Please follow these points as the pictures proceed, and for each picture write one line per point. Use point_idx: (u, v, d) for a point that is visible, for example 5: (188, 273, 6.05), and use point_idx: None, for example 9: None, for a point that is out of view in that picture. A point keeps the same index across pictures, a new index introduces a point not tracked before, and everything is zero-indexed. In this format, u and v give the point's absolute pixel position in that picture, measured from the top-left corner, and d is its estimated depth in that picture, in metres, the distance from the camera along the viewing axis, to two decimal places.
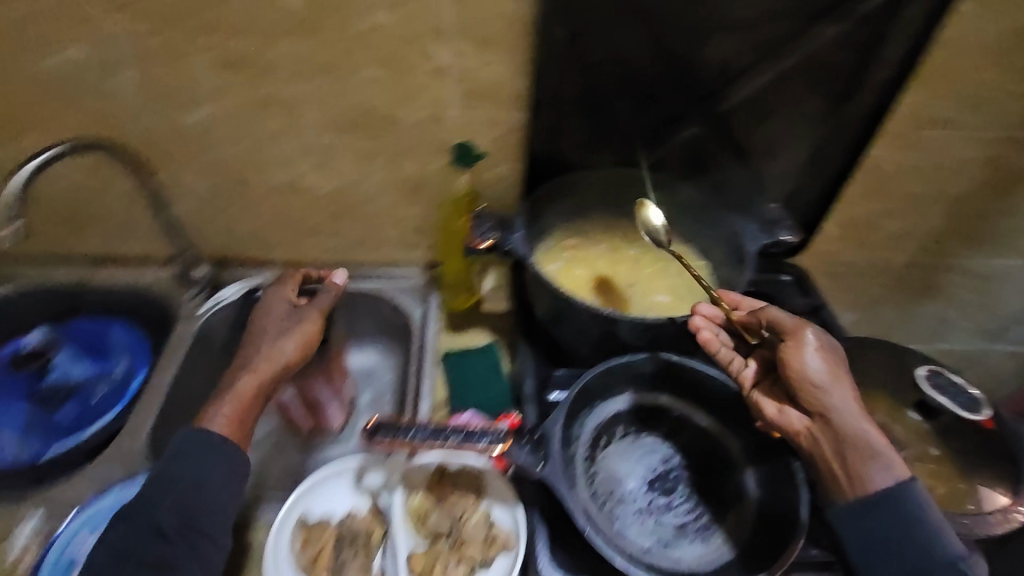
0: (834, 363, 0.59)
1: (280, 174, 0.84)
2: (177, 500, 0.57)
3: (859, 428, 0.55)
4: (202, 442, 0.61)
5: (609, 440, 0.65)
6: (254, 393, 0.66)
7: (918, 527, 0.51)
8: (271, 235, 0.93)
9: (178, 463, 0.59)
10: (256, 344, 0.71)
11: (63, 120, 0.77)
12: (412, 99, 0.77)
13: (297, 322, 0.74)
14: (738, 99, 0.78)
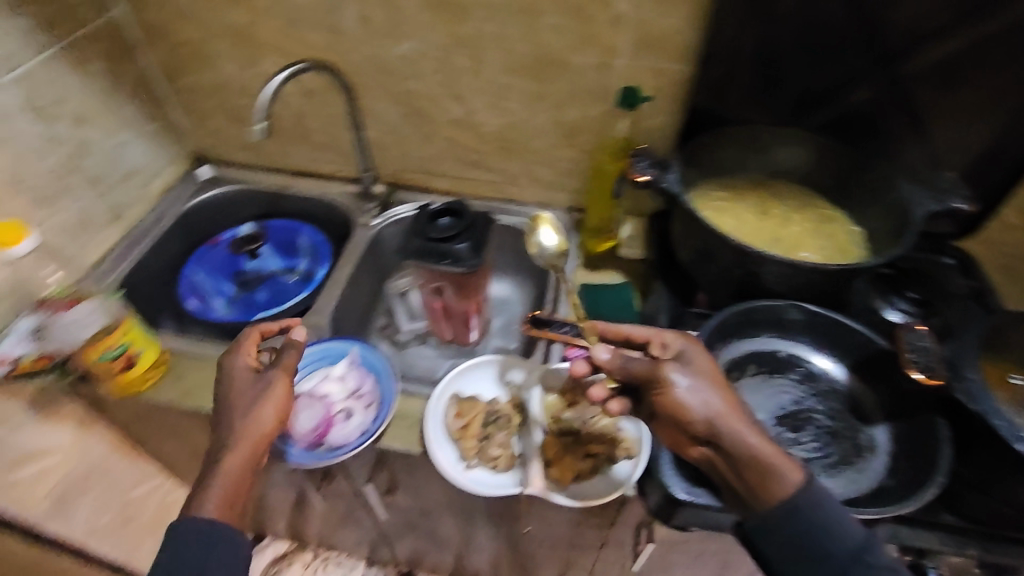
0: (706, 383, 0.57)
1: (458, 108, 0.95)
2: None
3: (744, 445, 0.54)
4: (193, 530, 0.57)
5: (741, 375, 0.71)
6: (241, 470, 0.61)
7: (830, 534, 0.51)
8: (439, 164, 1.05)
9: (179, 557, 0.56)
10: (225, 423, 0.64)
11: (295, 48, 0.92)
12: (588, 45, 0.82)
13: (262, 379, 0.67)
14: (925, 63, 0.75)
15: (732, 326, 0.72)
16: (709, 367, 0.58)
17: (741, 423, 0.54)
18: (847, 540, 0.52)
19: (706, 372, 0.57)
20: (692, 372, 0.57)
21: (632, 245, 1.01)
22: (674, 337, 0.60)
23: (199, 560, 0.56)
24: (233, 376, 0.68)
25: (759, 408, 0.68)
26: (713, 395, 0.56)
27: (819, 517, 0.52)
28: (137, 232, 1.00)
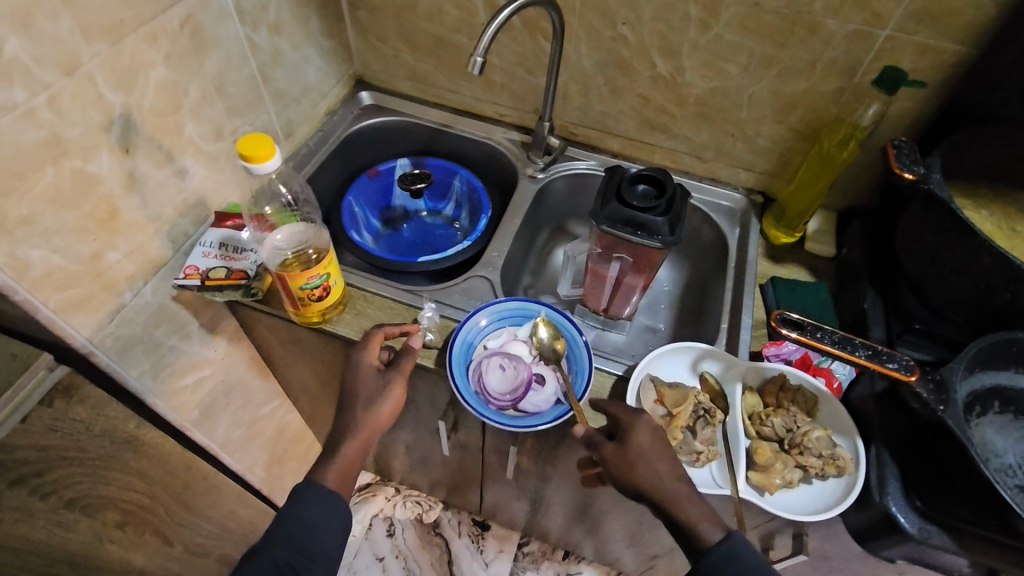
0: (644, 447, 0.60)
1: (665, 65, 0.86)
2: (293, 554, 0.61)
3: (672, 503, 0.57)
4: (314, 492, 0.64)
5: (985, 411, 0.65)
6: (355, 454, 0.66)
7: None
8: (620, 123, 0.97)
9: (291, 517, 0.62)
10: (344, 410, 0.69)
11: None
12: (854, 9, 0.72)
13: (381, 375, 0.70)
14: None
15: (988, 358, 0.64)
16: (654, 432, 0.62)
17: (669, 488, 0.58)
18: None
19: (648, 440, 0.61)
20: (629, 440, 0.61)
21: (821, 240, 0.90)
22: (626, 410, 0.64)
23: (305, 527, 0.62)
24: (354, 365, 0.71)
25: (1005, 449, 0.63)
26: (648, 462, 0.59)
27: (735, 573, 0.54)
28: (304, 152, 0.96)
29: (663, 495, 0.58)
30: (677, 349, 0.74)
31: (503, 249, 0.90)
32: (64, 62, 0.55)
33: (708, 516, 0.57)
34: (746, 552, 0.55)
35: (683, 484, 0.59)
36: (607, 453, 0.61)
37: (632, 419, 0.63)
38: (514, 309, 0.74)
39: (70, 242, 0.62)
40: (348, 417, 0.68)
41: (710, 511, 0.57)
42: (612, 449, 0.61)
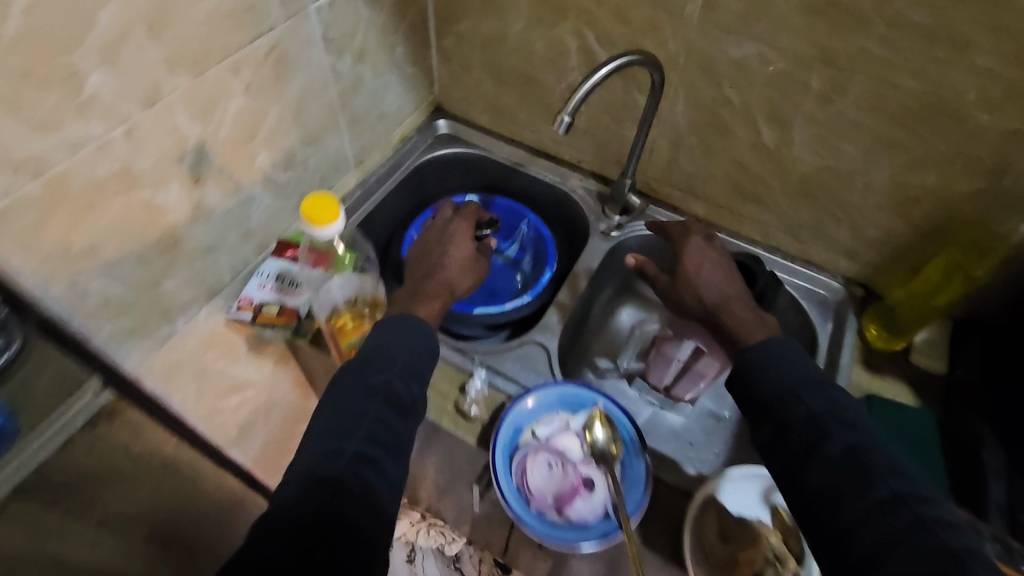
0: (701, 262, 0.77)
1: (771, 135, 0.77)
2: (401, 373, 0.56)
3: (724, 303, 0.72)
4: (409, 329, 0.61)
5: None
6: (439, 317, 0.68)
7: (781, 374, 0.60)
8: (707, 187, 0.89)
9: (386, 348, 0.58)
10: (440, 258, 0.76)
11: (602, 21, 0.77)
12: (1015, 104, 0.61)
13: (475, 254, 0.78)
14: None
15: None
16: (705, 257, 0.77)
17: (715, 299, 0.73)
18: (803, 382, 0.59)
19: (700, 264, 0.76)
20: (682, 271, 0.77)
21: (933, 354, 0.80)
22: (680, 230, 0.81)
23: (403, 350, 0.58)
24: (456, 227, 0.82)
25: None
26: (700, 282, 0.75)
27: (768, 363, 0.62)
28: (374, 180, 0.94)
29: (714, 307, 0.73)
30: (753, 475, 0.64)
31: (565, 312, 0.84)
32: (142, 94, 0.53)
33: (745, 317, 0.70)
34: (783, 343, 0.64)
35: (734, 295, 0.73)
36: (663, 285, 0.78)
37: (686, 250, 0.79)
38: (569, 395, 0.68)
39: (129, 272, 0.60)
40: (446, 266, 0.75)
41: (756, 318, 0.69)
42: (667, 279, 0.78)
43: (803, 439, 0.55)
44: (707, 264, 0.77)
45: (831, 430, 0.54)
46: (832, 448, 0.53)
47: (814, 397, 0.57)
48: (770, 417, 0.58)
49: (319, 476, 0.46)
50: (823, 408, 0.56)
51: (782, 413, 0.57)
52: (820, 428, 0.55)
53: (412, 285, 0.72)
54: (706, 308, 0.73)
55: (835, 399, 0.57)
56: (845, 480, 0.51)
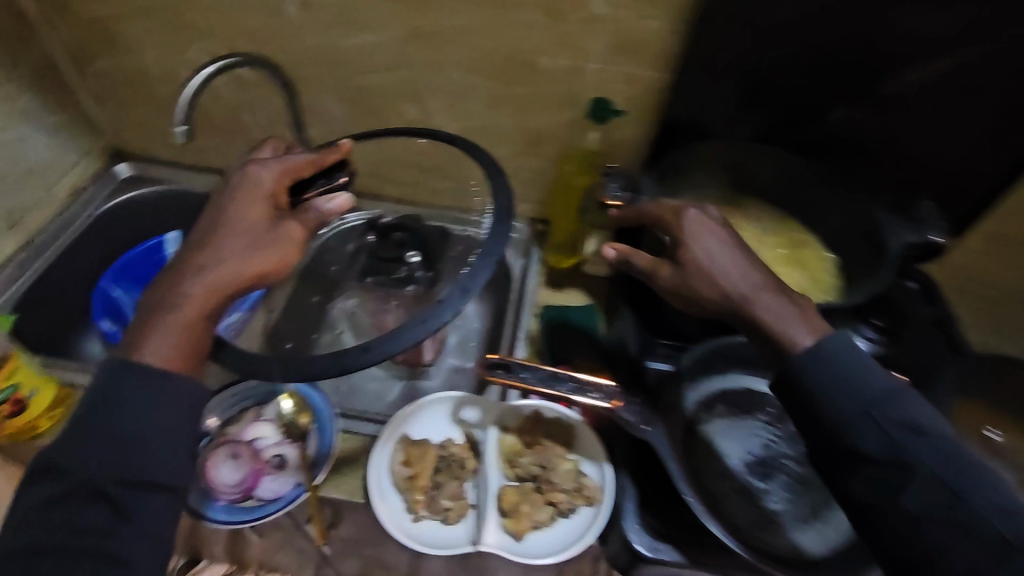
0: (725, 245, 0.56)
1: (415, 108, 0.89)
2: (119, 468, 0.45)
3: (735, 295, 0.54)
4: (135, 383, 0.46)
5: (712, 419, 0.67)
6: (199, 310, 0.49)
7: (837, 389, 0.49)
8: (392, 169, 0.98)
9: (92, 422, 0.45)
10: (201, 249, 0.51)
11: (228, 33, 0.81)
12: (560, 47, 0.77)
13: (274, 227, 0.52)
14: (906, 84, 0.73)
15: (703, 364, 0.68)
16: (704, 227, 0.58)
17: (741, 288, 0.54)
18: (873, 398, 0.49)
19: (710, 246, 0.56)
20: (684, 255, 0.56)
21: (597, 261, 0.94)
22: (672, 208, 0.60)
23: (133, 425, 0.45)
24: (261, 172, 0.55)
25: (727, 456, 0.65)
26: (714, 269, 0.55)
27: (818, 372, 0.50)
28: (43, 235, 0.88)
29: (738, 301, 0.54)
30: (433, 402, 0.73)
31: (445, 315, 0.55)
32: None
33: (785, 311, 0.53)
34: (837, 342, 0.51)
35: (773, 285, 0.55)
36: (665, 277, 0.58)
37: (683, 225, 0.58)
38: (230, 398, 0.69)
39: None
40: (216, 248, 0.50)
41: (795, 311, 0.53)
42: (669, 272, 0.57)
43: (885, 478, 0.48)
44: (705, 233, 0.58)
45: (912, 455, 0.47)
46: (914, 495, 0.47)
47: (887, 413, 0.49)
48: (818, 438, 0.50)
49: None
50: (901, 432, 0.48)
51: (849, 443, 0.49)
52: (908, 462, 0.47)
53: (151, 300, 0.49)
54: (730, 303, 0.54)
55: (915, 414, 0.49)
56: (943, 527, 0.46)
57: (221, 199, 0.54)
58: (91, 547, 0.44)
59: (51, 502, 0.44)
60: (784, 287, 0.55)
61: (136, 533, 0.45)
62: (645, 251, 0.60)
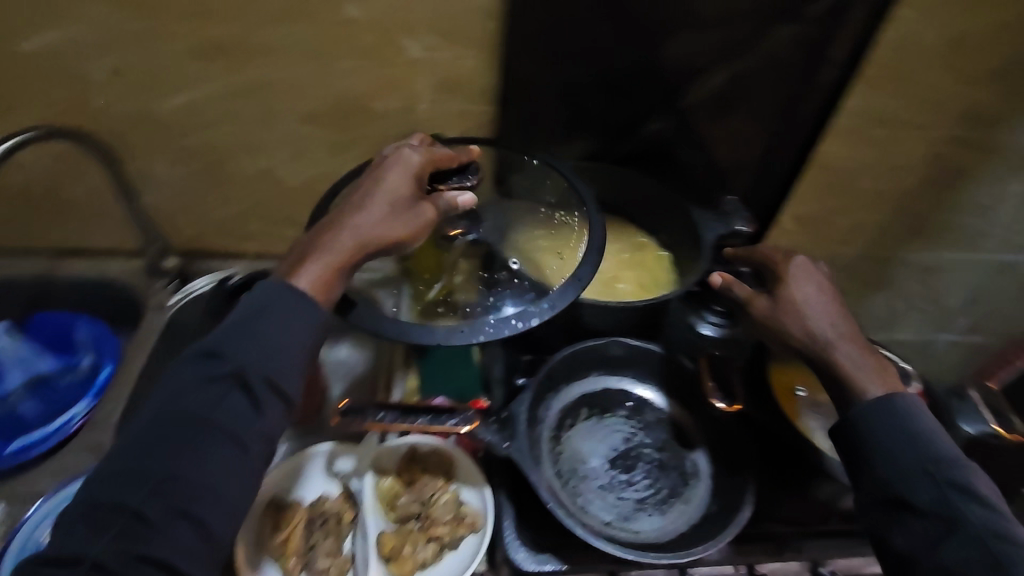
0: (823, 294, 0.65)
1: (256, 162, 0.88)
2: (257, 362, 0.51)
3: (844, 350, 0.61)
4: (292, 301, 0.54)
5: (574, 422, 0.71)
6: (348, 258, 0.57)
7: (900, 445, 0.56)
8: (247, 225, 0.97)
9: (239, 326, 0.53)
10: (360, 202, 0.60)
11: (42, 104, 0.79)
12: (388, 91, 0.81)
13: (412, 203, 0.61)
14: (697, 97, 0.85)
15: (560, 372, 0.73)
16: (811, 276, 0.66)
17: (827, 334, 0.62)
18: (931, 458, 0.55)
19: (809, 290, 0.64)
20: (783, 292, 0.65)
21: None
22: (782, 257, 0.69)
23: (272, 338, 0.52)
24: (400, 155, 0.64)
25: (591, 454, 0.68)
26: (807, 309, 0.63)
27: (880, 427, 0.57)
28: None
29: (823, 341, 0.61)
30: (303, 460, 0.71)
31: (530, 321, 0.63)
32: None
33: (862, 363, 0.60)
34: (906, 407, 0.57)
35: (857, 337, 0.62)
36: (758, 309, 0.65)
37: (789, 270, 0.67)
38: (62, 505, 0.71)
39: None
40: (368, 210, 0.59)
41: (881, 370, 0.60)
42: (766, 303, 0.65)
43: (927, 528, 0.52)
44: (807, 283, 0.66)
45: (964, 515, 0.51)
46: (956, 552, 0.50)
47: (944, 475, 0.54)
48: (868, 481, 0.56)
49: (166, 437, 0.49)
50: (952, 488, 0.53)
51: (905, 493, 0.54)
52: (951, 519, 0.52)
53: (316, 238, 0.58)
54: (816, 343, 0.61)
55: (970, 483, 0.53)
56: None
57: (380, 168, 0.63)
58: (216, 426, 0.49)
59: (193, 385, 0.50)
60: (870, 347, 0.62)
61: (244, 435, 0.50)
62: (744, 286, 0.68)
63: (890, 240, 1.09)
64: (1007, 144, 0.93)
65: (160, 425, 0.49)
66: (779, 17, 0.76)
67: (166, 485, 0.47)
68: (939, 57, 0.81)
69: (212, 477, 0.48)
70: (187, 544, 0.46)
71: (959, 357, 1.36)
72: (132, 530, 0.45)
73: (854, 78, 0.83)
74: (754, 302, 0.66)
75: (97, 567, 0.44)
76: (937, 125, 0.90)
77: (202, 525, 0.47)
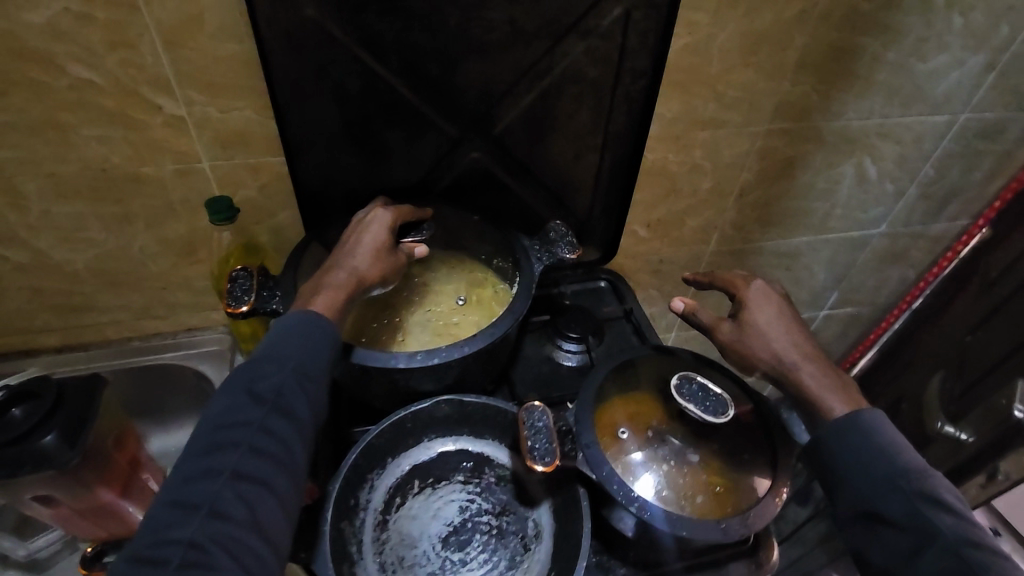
0: (782, 317, 0.70)
1: (18, 250, 0.78)
2: (292, 369, 0.56)
3: (808, 372, 0.66)
4: (312, 321, 0.60)
5: (405, 498, 0.64)
6: (345, 290, 0.64)
7: (869, 458, 0.59)
8: (31, 319, 0.86)
9: (281, 340, 0.58)
10: (351, 249, 0.68)
11: None
12: (155, 153, 0.73)
13: (393, 248, 0.71)
14: (507, 122, 0.81)
15: (382, 448, 0.65)
16: (771, 301, 0.72)
17: (792, 356, 0.67)
18: (897, 471, 0.58)
19: (769, 315, 0.70)
20: (746, 318, 0.70)
21: None
22: (745, 283, 0.74)
23: (302, 348, 0.58)
24: (376, 213, 0.72)
25: (421, 535, 0.62)
26: (769, 334, 0.68)
27: (848, 442, 0.60)
28: None
29: (788, 364, 0.67)
30: None
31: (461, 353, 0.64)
32: None
33: (826, 381, 0.66)
34: (872, 423, 0.61)
35: (815, 357, 0.68)
36: (727, 335, 0.70)
37: (751, 294, 0.72)
38: None
39: None
40: (358, 252, 0.68)
41: (841, 391, 0.65)
42: (732, 329, 0.70)
43: (903, 540, 0.55)
44: (770, 307, 0.71)
45: (936, 524, 0.54)
46: (931, 558, 0.53)
47: (912, 486, 0.57)
48: (844, 492, 0.60)
49: (224, 442, 0.52)
50: (919, 499, 0.56)
51: (879, 505, 0.57)
52: (925, 527, 0.54)
53: (315, 277, 0.65)
54: (779, 364, 0.67)
55: (937, 492, 0.56)
56: None
57: (356, 219, 0.72)
58: (265, 423, 0.53)
59: (246, 387, 0.55)
60: (829, 365, 0.67)
61: (299, 427, 0.55)
62: (711, 311, 0.73)
63: (746, 233, 1.09)
64: (828, 130, 0.94)
65: (224, 431, 0.52)
66: (566, 34, 0.74)
67: (241, 475, 0.50)
68: (739, 56, 0.80)
69: (268, 472, 0.51)
70: (260, 530, 0.49)
71: (838, 330, 1.39)
72: (209, 514, 0.48)
73: (660, 85, 0.81)
74: (722, 327, 0.71)
75: (192, 549, 0.46)
76: (756, 120, 0.90)
77: (271, 508, 0.51)
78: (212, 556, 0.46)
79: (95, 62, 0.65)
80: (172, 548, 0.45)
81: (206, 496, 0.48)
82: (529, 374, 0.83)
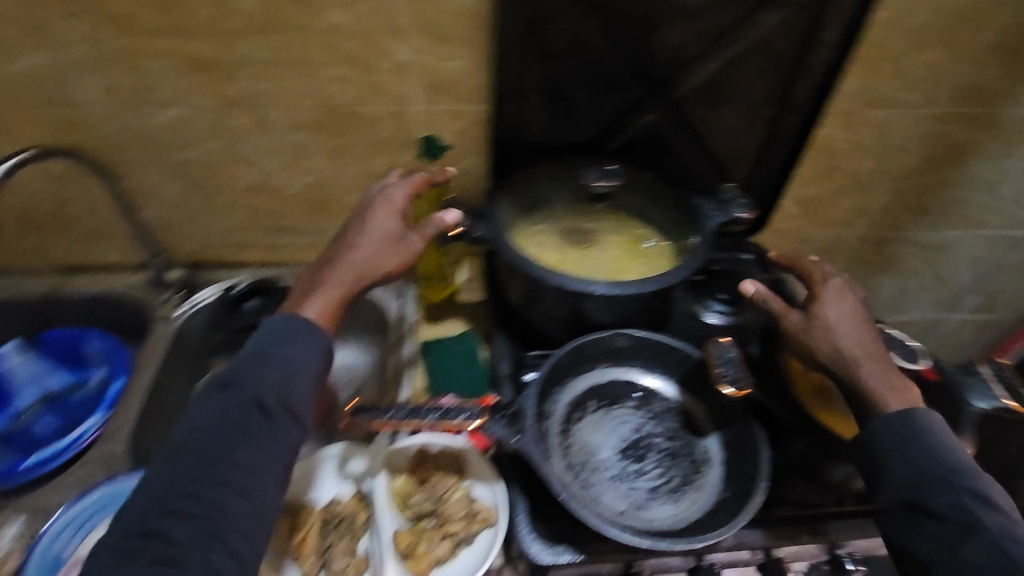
0: (856, 317, 0.67)
1: (249, 171, 0.91)
2: (278, 381, 0.55)
3: (868, 370, 0.63)
4: (301, 329, 0.58)
5: (583, 415, 0.71)
6: (342, 292, 0.62)
7: (922, 453, 0.56)
8: (245, 234, 0.99)
9: (273, 346, 0.57)
10: (353, 239, 0.66)
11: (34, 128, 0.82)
12: (377, 94, 0.83)
13: (403, 232, 0.67)
14: (689, 87, 0.86)
15: (565, 367, 0.73)
16: (846, 301, 0.69)
17: (854, 352, 0.64)
18: (950, 467, 0.55)
19: (842, 311, 0.67)
20: (817, 310, 0.68)
21: (473, 286, 0.97)
22: (823, 282, 0.72)
23: (287, 359, 0.56)
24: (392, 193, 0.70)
25: (601, 445, 0.68)
26: (838, 331, 0.66)
27: (899, 434, 0.58)
28: None
29: (851, 360, 0.64)
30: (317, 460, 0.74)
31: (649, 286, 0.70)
32: None
33: (888, 384, 0.62)
34: (928, 426, 0.58)
35: (882, 360, 0.64)
36: (793, 323, 0.68)
37: (828, 290, 0.70)
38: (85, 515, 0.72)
39: None
40: (358, 244, 0.65)
41: (905, 391, 0.61)
42: (799, 318, 0.68)
43: (944, 530, 0.52)
44: (846, 307, 0.68)
45: (979, 518, 0.52)
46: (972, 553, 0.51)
47: (963, 483, 0.54)
48: (886, 483, 0.57)
49: (199, 450, 0.50)
50: (969, 495, 0.53)
51: (924, 496, 0.54)
52: (967, 520, 0.52)
53: (315, 269, 0.64)
54: (840, 359, 0.64)
55: (988, 492, 0.53)
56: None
57: (362, 208, 0.69)
58: (244, 431, 0.52)
59: (223, 396, 0.53)
60: (893, 367, 0.64)
61: (288, 437, 0.54)
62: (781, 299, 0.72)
63: (897, 222, 1.09)
64: (1008, 120, 0.93)
65: (194, 434, 0.51)
66: (764, 4, 0.78)
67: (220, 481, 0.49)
68: (932, 36, 0.81)
69: (247, 479, 0.50)
70: (244, 537, 0.49)
71: (973, 333, 1.35)
72: (186, 519, 0.47)
73: (845, 60, 0.83)
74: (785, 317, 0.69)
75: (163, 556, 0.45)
76: (934, 103, 0.90)
77: (258, 515, 0.50)
78: (221, 534, 0.48)
79: (349, 9, 0.75)
80: (144, 550, 0.45)
81: (185, 501, 0.48)
82: (684, 327, 0.88)
